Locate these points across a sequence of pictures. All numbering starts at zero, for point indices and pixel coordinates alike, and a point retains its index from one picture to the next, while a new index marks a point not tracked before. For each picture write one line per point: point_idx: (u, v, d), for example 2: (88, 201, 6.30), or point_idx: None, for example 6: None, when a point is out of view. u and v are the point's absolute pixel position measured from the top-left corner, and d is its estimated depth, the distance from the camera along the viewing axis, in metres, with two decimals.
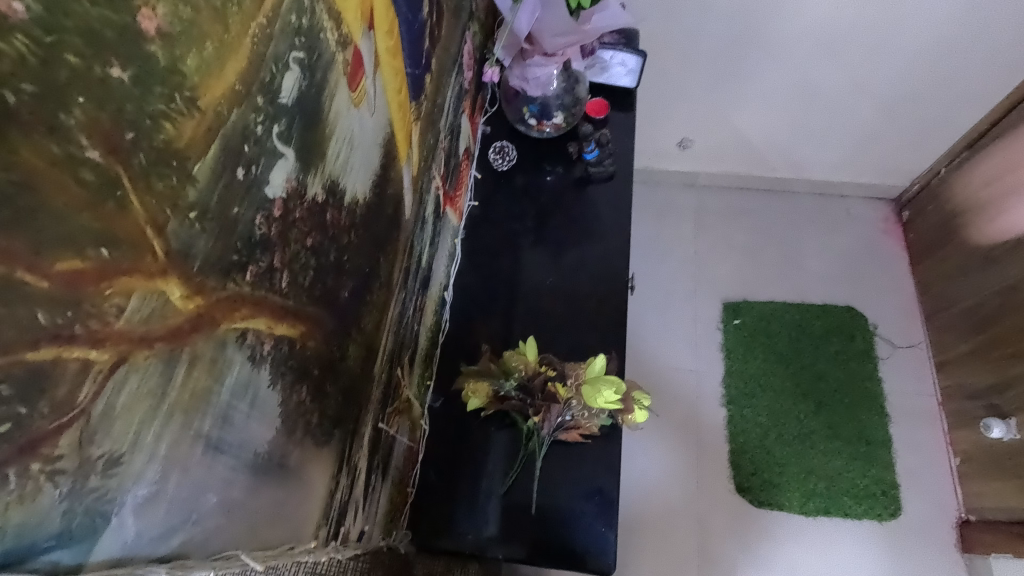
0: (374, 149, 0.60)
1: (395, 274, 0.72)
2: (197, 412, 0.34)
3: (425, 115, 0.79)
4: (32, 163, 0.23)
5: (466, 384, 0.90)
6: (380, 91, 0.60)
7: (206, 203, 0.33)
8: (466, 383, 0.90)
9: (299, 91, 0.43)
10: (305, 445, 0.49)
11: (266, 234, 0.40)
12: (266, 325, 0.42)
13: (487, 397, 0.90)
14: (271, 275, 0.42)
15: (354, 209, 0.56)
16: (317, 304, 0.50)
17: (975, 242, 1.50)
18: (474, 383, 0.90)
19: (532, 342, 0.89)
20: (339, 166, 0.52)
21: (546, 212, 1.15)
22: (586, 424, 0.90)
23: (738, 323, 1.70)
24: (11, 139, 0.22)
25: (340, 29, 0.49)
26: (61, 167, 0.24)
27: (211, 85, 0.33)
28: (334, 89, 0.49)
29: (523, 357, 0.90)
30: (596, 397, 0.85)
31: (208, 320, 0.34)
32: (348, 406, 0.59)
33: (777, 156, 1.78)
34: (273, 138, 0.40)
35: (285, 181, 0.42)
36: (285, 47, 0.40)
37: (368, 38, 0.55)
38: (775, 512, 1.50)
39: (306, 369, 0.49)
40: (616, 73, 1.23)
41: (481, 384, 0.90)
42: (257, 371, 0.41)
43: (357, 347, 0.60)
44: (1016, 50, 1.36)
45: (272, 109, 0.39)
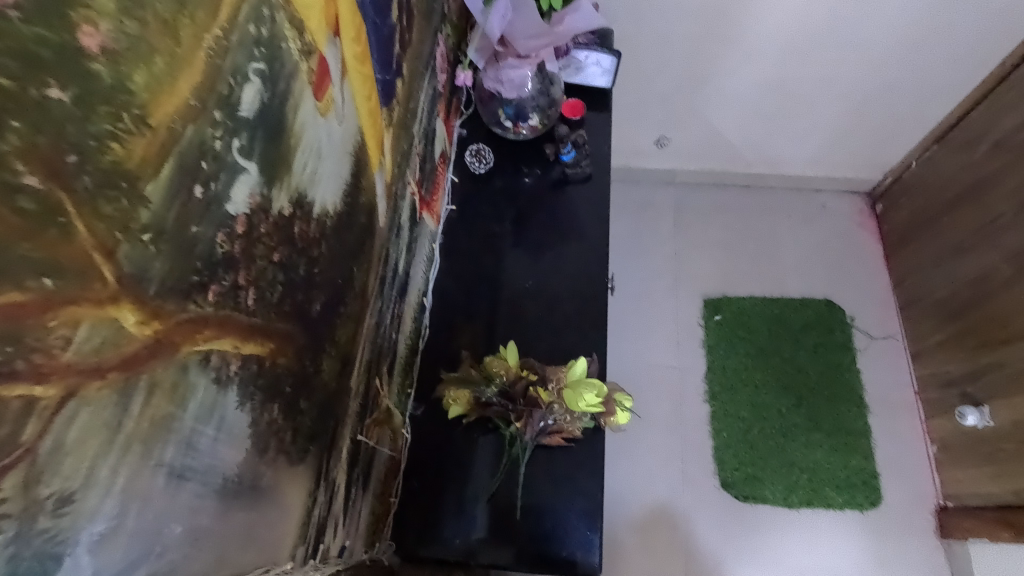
0: (344, 158, 0.59)
1: (371, 284, 0.71)
2: (157, 441, 0.33)
3: (397, 121, 0.77)
4: None
5: (447, 391, 0.90)
6: (348, 98, 0.59)
7: (161, 223, 0.32)
8: (447, 391, 0.90)
9: (261, 102, 0.42)
10: (278, 463, 0.48)
11: (228, 252, 0.39)
12: (232, 345, 0.40)
13: (468, 404, 0.89)
14: (236, 293, 0.40)
15: (324, 219, 0.55)
16: (287, 320, 0.49)
17: (946, 233, 1.53)
18: (455, 390, 0.89)
19: (512, 347, 0.88)
20: (307, 177, 0.51)
21: (524, 214, 1.14)
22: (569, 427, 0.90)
23: (719, 319, 1.71)
24: None
25: (304, 37, 0.48)
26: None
27: (162, 101, 0.31)
28: (299, 99, 0.48)
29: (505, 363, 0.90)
30: (579, 401, 0.84)
31: (167, 344, 0.33)
32: (324, 420, 0.58)
33: (753, 152, 1.79)
34: (234, 153, 0.39)
35: (248, 197, 0.41)
36: (244, 58, 0.39)
37: (333, 45, 0.54)
38: (759, 506, 1.51)
39: (277, 387, 0.48)
40: (591, 73, 1.23)
41: (462, 392, 0.89)
42: (223, 394, 0.39)
43: (331, 361, 0.59)
44: (980, 43, 1.39)
45: (232, 124, 0.38)
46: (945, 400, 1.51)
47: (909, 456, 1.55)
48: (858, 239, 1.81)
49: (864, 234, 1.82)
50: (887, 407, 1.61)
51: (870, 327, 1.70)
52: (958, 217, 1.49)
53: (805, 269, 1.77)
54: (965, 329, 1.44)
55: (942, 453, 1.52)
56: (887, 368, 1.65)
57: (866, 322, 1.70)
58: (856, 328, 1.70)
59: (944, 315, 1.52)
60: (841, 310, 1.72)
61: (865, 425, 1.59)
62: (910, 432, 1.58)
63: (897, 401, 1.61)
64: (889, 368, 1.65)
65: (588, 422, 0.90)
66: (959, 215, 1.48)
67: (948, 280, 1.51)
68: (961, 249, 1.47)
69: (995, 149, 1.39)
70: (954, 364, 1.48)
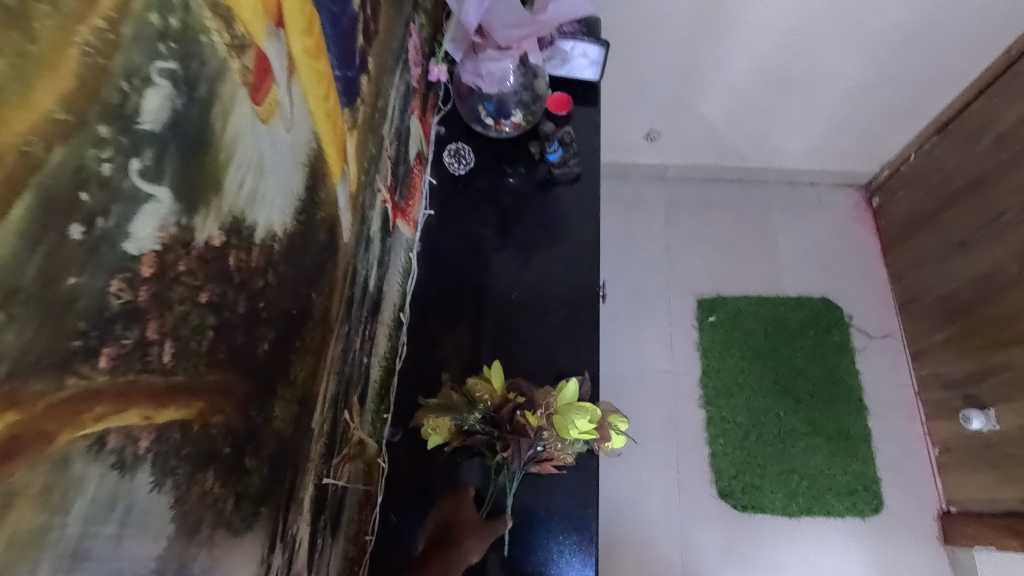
0: (296, 170, 0.51)
1: (335, 308, 0.63)
2: (24, 564, 0.25)
3: (363, 122, 0.69)
4: None
5: (426, 420, 0.82)
6: (298, 99, 0.51)
7: (15, 282, 0.24)
8: (426, 420, 0.82)
9: (173, 111, 0.33)
10: (216, 541, 0.40)
11: (131, 303, 0.31)
12: (141, 417, 0.32)
13: (449, 433, 0.82)
14: (145, 352, 0.32)
15: (271, 244, 0.47)
16: (224, 369, 0.41)
17: (947, 228, 1.47)
18: (435, 419, 0.82)
19: (497, 367, 0.82)
20: (246, 197, 0.42)
21: (508, 218, 1.06)
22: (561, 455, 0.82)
23: (713, 320, 1.65)
24: None
25: (234, 29, 0.39)
26: None
27: (8, 117, 0.23)
28: (231, 105, 0.40)
29: (489, 386, 0.83)
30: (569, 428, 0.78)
31: (32, 438, 0.25)
32: (278, 474, 0.50)
33: (747, 145, 1.73)
34: (134, 177, 0.30)
35: (158, 230, 0.33)
36: (144, 57, 0.31)
37: (277, 37, 0.46)
38: (758, 515, 1.46)
39: (212, 452, 0.40)
40: (578, 65, 1.15)
41: (443, 420, 0.82)
42: (129, 480, 0.32)
43: (286, 405, 0.51)
44: (986, 30, 1.33)
45: (128, 141, 0.30)
46: (947, 401, 1.46)
47: (910, 459, 1.51)
48: (854, 234, 1.76)
49: (861, 229, 1.77)
50: (886, 409, 1.56)
51: (869, 326, 1.65)
52: (959, 212, 1.44)
53: (801, 266, 1.72)
54: (969, 329, 1.39)
55: (944, 456, 1.47)
56: (886, 368, 1.60)
57: (864, 321, 1.65)
58: (854, 327, 1.64)
59: (946, 313, 1.47)
60: (838, 308, 1.66)
61: (864, 428, 1.54)
62: (910, 434, 1.53)
63: (896, 402, 1.57)
64: (889, 367, 1.60)
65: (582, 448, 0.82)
66: (962, 210, 1.43)
67: (950, 278, 1.46)
68: (963, 246, 1.42)
69: (999, 142, 1.33)
70: (957, 365, 1.43)
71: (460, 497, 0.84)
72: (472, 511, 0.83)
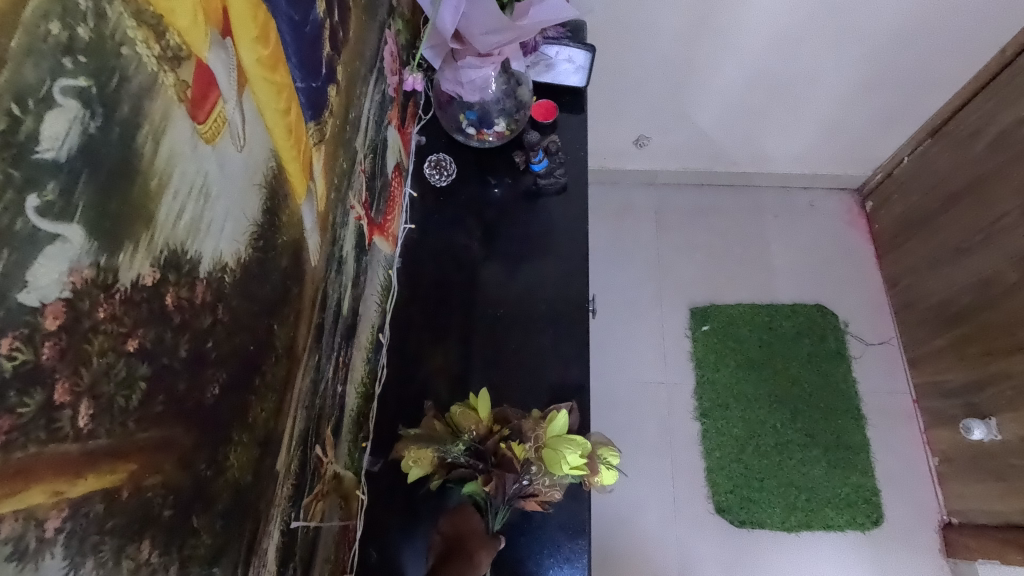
0: (250, 193, 0.46)
1: (303, 338, 0.58)
2: None
3: (332, 137, 0.64)
4: None
5: (407, 451, 0.77)
6: (252, 115, 0.46)
7: None
8: (407, 451, 0.77)
9: (85, 136, 0.29)
10: None
11: (32, 362, 0.27)
12: (49, 493, 0.28)
13: (431, 465, 0.77)
14: (52, 416, 0.28)
15: (220, 277, 0.42)
16: (163, 423, 0.36)
17: (943, 233, 1.45)
18: (417, 450, 0.76)
19: (485, 396, 0.78)
20: (186, 228, 0.38)
21: (493, 231, 1.02)
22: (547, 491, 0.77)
23: (706, 329, 1.62)
24: None
25: (166, 39, 0.35)
26: None
27: None
28: (164, 124, 0.35)
29: (476, 415, 0.79)
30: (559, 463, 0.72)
31: None
32: (235, 528, 0.46)
33: (738, 150, 1.70)
34: (30, 216, 0.26)
35: (65, 275, 0.28)
36: (44, 74, 0.26)
37: (222, 48, 0.41)
38: (756, 530, 1.43)
39: (149, 518, 0.35)
40: (564, 70, 1.12)
41: (425, 452, 0.76)
42: (35, 567, 0.27)
43: (242, 452, 0.46)
44: (980, 32, 1.30)
45: (22, 175, 0.25)
46: (947, 410, 1.43)
47: (910, 470, 1.48)
48: (848, 239, 1.73)
49: (855, 234, 1.74)
50: (884, 418, 1.53)
51: (864, 333, 1.62)
52: (954, 216, 1.41)
53: (795, 273, 1.69)
54: (967, 335, 1.36)
55: (944, 466, 1.44)
56: (883, 376, 1.57)
57: (859, 327, 1.62)
58: (850, 335, 1.61)
59: (944, 319, 1.44)
60: (834, 315, 1.63)
61: (863, 438, 1.51)
62: (909, 444, 1.50)
63: (895, 411, 1.53)
64: (886, 375, 1.57)
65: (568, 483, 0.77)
66: (958, 215, 1.40)
67: (947, 284, 1.43)
68: (960, 251, 1.39)
69: (995, 145, 1.31)
70: (956, 373, 1.40)
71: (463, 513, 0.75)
72: (477, 523, 0.74)
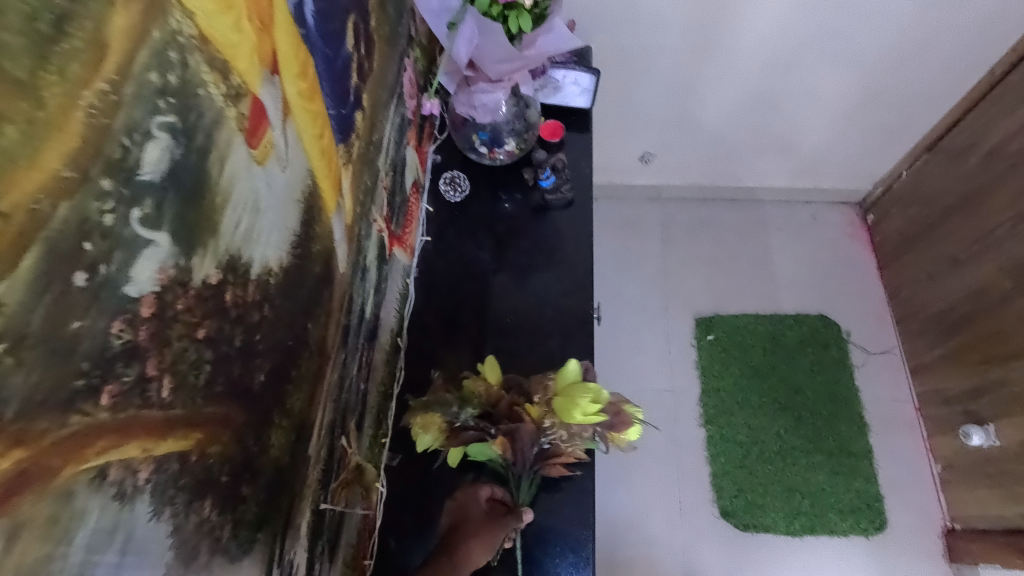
0: (291, 208, 0.53)
1: (332, 336, 0.65)
2: None
3: (357, 156, 0.72)
4: None
5: (414, 420, 0.80)
6: (294, 140, 0.53)
7: (22, 328, 0.26)
8: (414, 420, 0.80)
9: (171, 161, 0.36)
10: (212, 568, 0.42)
11: (131, 342, 0.33)
12: (141, 450, 0.34)
13: (440, 431, 0.80)
14: (145, 386, 0.34)
15: (266, 279, 0.49)
16: (220, 401, 0.43)
17: (940, 244, 1.49)
18: (423, 418, 0.80)
19: (492, 361, 0.84)
20: (241, 237, 0.45)
21: (504, 242, 1.08)
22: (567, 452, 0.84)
23: (711, 338, 1.66)
24: None
25: (230, 80, 0.42)
26: None
27: (18, 178, 0.25)
28: (227, 150, 0.42)
29: (485, 381, 0.84)
30: (573, 409, 0.75)
31: (39, 471, 0.27)
32: (276, 501, 0.52)
33: (740, 165, 1.75)
34: (134, 226, 0.33)
35: (156, 272, 0.35)
36: (144, 113, 0.33)
37: (271, 84, 0.48)
38: (761, 534, 1.46)
39: (210, 481, 0.42)
40: (570, 92, 1.18)
41: (432, 417, 0.80)
42: (130, 508, 0.33)
43: (282, 434, 0.53)
44: (968, 52, 1.36)
45: (130, 192, 0.32)
46: (948, 417, 1.46)
47: (913, 476, 1.50)
48: (850, 250, 1.77)
49: (856, 246, 1.78)
50: (888, 426, 1.56)
51: (867, 342, 1.65)
52: (951, 228, 1.45)
53: (798, 284, 1.73)
54: (966, 344, 1.40)
55: (946, 472, 1.47)
56: (886, 384, 1.60)
57: (862, 337, 1.66)
58: (852, 344, 1.65)
59: (942, 328, 1.48)
60: (836, 324, 1.67)
61: (866, 445, 1.54)
62: (913, 451, 1.53)
63: (898, 418, 1.56)
64: (889, 383, 1.60)
65: (589, 442, 0.82)
66: (956, 225, 1.44)
67: (945, 293, 1.47)
68: (956, 261, 1.43)
69: (987, 158, 1.36)
70: (956, 380, 1.43)
71: (469, 495, 0.83)
72: (476, 508, 0.81)
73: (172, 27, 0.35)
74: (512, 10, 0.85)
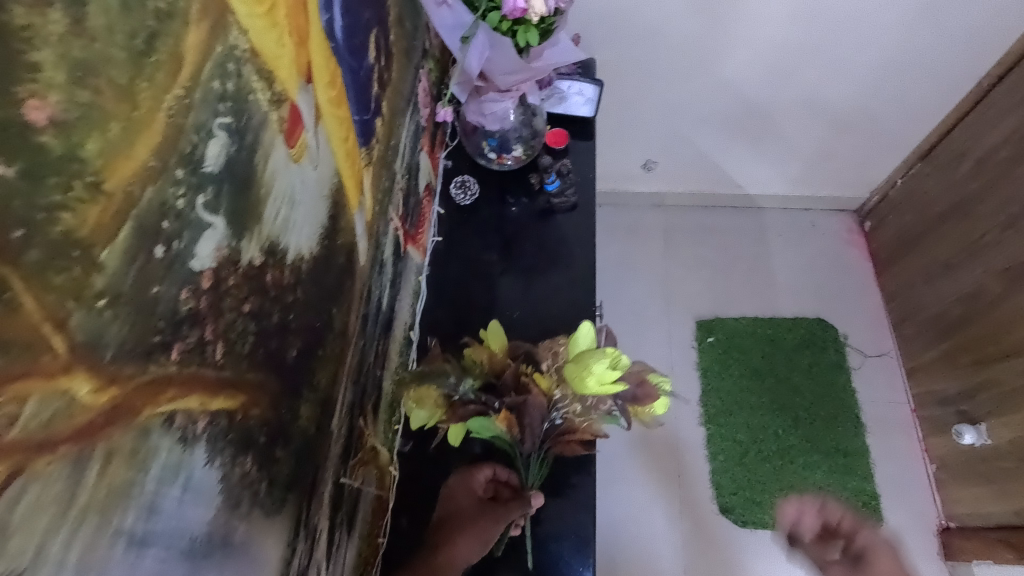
0: (320, 202, 0.59)
1: (352, 323, 0.71)
2: (116, 509, 0.32)
3: (377, 159, 0.78)
4: None
5: (408, 393, 0.76)
6: (323, 142, 0.59)
7: (118, 288, 0.32)
8: (407, 394, 0.76)
9: (227, 157, 0.42)
10: (251, 517, 0.47)
11: (194, 308, 0.39)
12: (199, 402, 0.40)
13: (435, 405, 0.77)
14: (203, 349, 0.40)
15: (299, 264, 0.55)
16: (260, 369, 0.48)
17: (934, 249, 1.54)
18: (417, 391, 0.75)
19: (495, 327, 0.81)
20: (280, 225, 0.50)
21: (511, 243, 1.14)
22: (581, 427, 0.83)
23: (711, 340, 1.71)
24: None
25: (273, 88, 0.48)
26: None
27: (118, 165, 0.31)
28: (270, 148, 0.48)
29: (488, 350, 0.81)
30: (586, 377, 0.69)
31: (126, 409, 0.33)
32: (304, 467, 0.57)
33: (739, 173, 1.81)
34: (198, 210, 0.38)
35: (214, 251, 0.40)
36: (208, 115, 0.39)
37: (306, 92, 0.54)
38: (759, 531, 1.50)
39: (250, 439, 0.47)
40: (574, 102, 1.25)
41: (427, 392, 0.76)
42: (190, 452, 0.39)
43: (310, 406, 0.58)
44: (958, 66, 1.42)
45: (196, 180, 0.38)
46: (942, 418, 1.51)
47: (909, 476, 1.55)
48: (848, 256, 1.82)
49: (854, 252, 1.83)
50: (884, 426, 1.60)
51: (864, 345, 1.70)
52: (944, 233, 1.51)
53: (797, 289, 1.78)
54: (959, 346, 1.45)
55: (942, 472, 1.51)
56: (883, 386, 1.65)
57: (859, 340, 1.70)
58: (850, 347, 1.70)
59: (937, 332, 1.53)
60: (834, 328, 1.72)
61: (863, 445, 1.58)
62: (909, 451, 1.57)
63: (894, 419, 1.61)
64: (885, 385, 1.65)
65: (606, 417, 0.81)
66: (950, 231, 1.49)
67: (940, 298, 1.52)
68: (949, 266, 1.49)
69: (976, 167, 1.42)
70: (950, 381, 1.48)
71: (458, 485, 0.86)
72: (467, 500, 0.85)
73: (231, 42, 0.41)
74: (521, 25, 0.91)
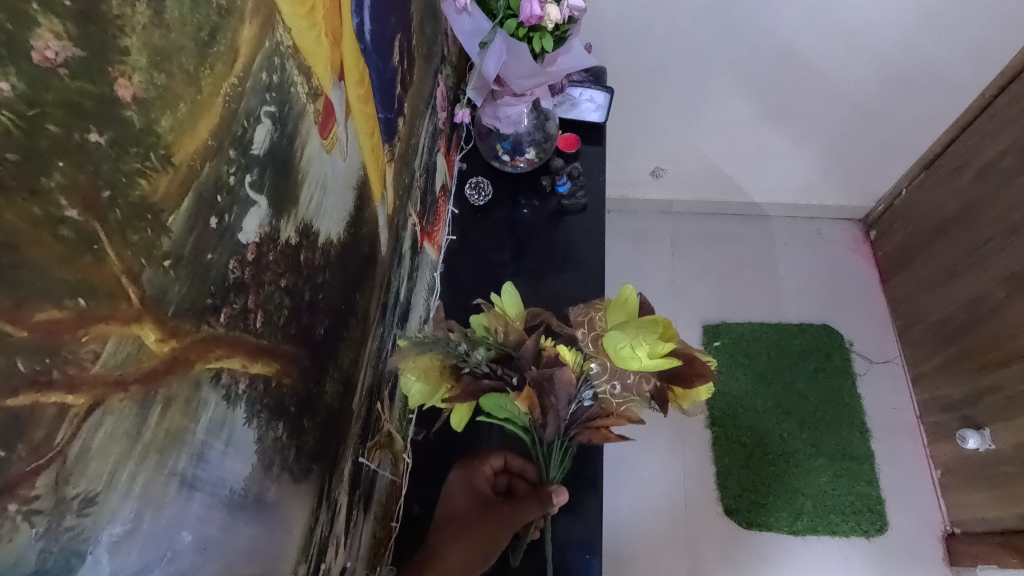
0: (348, 191, 0.63)
1: (373, 310, 0.74)
2: (172, 451, 0.36)
3: (399, 156, 0.82)
4: (31, 233, 0.26)
5: (409, 364, 0.72)
6: (352, 136, 0.63)
7: (179, 251, 0.35)
8: (405, 362, 0.72)
9: (270, 142, 0.45)
10: (283, 479, 0.51)
11: (239, 278, 0.42)
12: (241, 364, 0.43)
13: (437, 374, 0.75)
14: (246, 316, 0.44)
15: (329, 248, 0.58)
16: (293, 342, 0.52)
17: (940, 255, 1.58)
18: (415, 359, 0.72)
19: (511, 293, 0.82)
20: (313, 210, 0.54)
21: (523, 243, 1.18)
22: (616, 409, 0.80)
23: (718, 345, 1.74)
24: (19, 207, 0.25)
25: (311, 82, 0.52)
26: (67, 246, 0.27)
27: (185, 141, 0.35)
28: (306, 138, 0.52)
29: (505, 320, 0.81)
30: (637, 349, 0.69)
31: (183, 361, 0.36)
32: (327, 441, 0.61)
33: (745, 181, 1.84)
34: (246, 188, 0.42)
35: (257, 227, 0.44)
36: (257, 103, 0.43)
37: (339, 88, 0.59)
38: (764, 533, 1.52)
39: (282, 407, 0.50)
40: (586, 108, 1.30)
41: (430, 363, 0.74)
42: (232, 410, 0.42)
43: (335, 383, 0.62)
44: (961, 77, 1.45)
45: (244, 161, 0.42)
46: (947, 423, 1.54)
47: (913, 481, 1.57)
48: (853, 264, 1.85)
49: (859, 260, 1.86)
50: (888, 432, 1.63)
51: (869, 352, 1.73)
52: (950, 241, 1.54)
53: (803, 295, 1.81)
54: (964, 352, 1.49)
55: (946, 477, 1.53)
56: (888, 392, 1.67)
57: (864, 347, 1.73)
58: (855, 353, 1.72)
59: (943, 337, 1.56)
60: (840, 335, 1.75)
61: (867, 450, 1.60)
62: (912, 456, 1.60)
63: (898, 425, 1.63)
64: (890, 392, 1.67)
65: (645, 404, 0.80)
66: (955, 239, 1.53)
67: (944, 304, 1.56)
68: (953, 273, 1.53)
69: (980, 176, 1.46)
70: (955, 387, 1.51)
71: (455, 487, 0.88)
72: (463, 499, 0.86)
73: (276, 39, 0.45)
74: (536, 33, 0.95)
